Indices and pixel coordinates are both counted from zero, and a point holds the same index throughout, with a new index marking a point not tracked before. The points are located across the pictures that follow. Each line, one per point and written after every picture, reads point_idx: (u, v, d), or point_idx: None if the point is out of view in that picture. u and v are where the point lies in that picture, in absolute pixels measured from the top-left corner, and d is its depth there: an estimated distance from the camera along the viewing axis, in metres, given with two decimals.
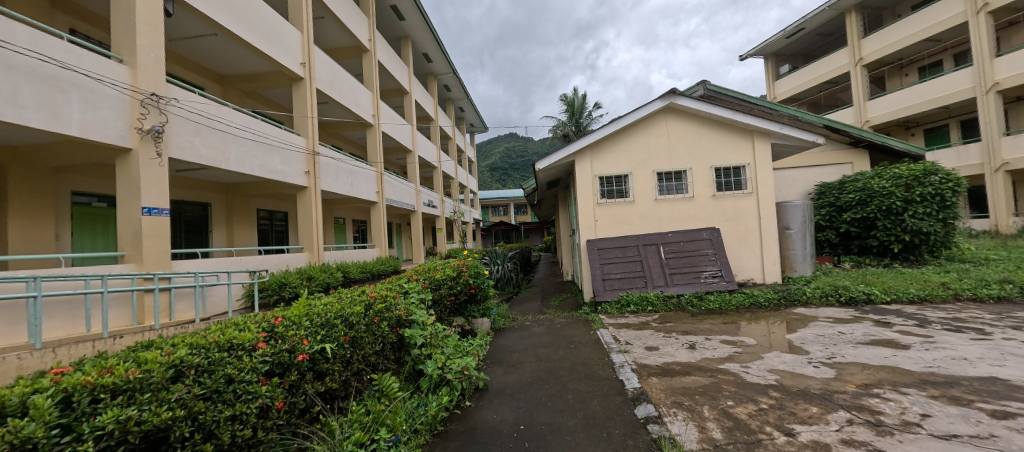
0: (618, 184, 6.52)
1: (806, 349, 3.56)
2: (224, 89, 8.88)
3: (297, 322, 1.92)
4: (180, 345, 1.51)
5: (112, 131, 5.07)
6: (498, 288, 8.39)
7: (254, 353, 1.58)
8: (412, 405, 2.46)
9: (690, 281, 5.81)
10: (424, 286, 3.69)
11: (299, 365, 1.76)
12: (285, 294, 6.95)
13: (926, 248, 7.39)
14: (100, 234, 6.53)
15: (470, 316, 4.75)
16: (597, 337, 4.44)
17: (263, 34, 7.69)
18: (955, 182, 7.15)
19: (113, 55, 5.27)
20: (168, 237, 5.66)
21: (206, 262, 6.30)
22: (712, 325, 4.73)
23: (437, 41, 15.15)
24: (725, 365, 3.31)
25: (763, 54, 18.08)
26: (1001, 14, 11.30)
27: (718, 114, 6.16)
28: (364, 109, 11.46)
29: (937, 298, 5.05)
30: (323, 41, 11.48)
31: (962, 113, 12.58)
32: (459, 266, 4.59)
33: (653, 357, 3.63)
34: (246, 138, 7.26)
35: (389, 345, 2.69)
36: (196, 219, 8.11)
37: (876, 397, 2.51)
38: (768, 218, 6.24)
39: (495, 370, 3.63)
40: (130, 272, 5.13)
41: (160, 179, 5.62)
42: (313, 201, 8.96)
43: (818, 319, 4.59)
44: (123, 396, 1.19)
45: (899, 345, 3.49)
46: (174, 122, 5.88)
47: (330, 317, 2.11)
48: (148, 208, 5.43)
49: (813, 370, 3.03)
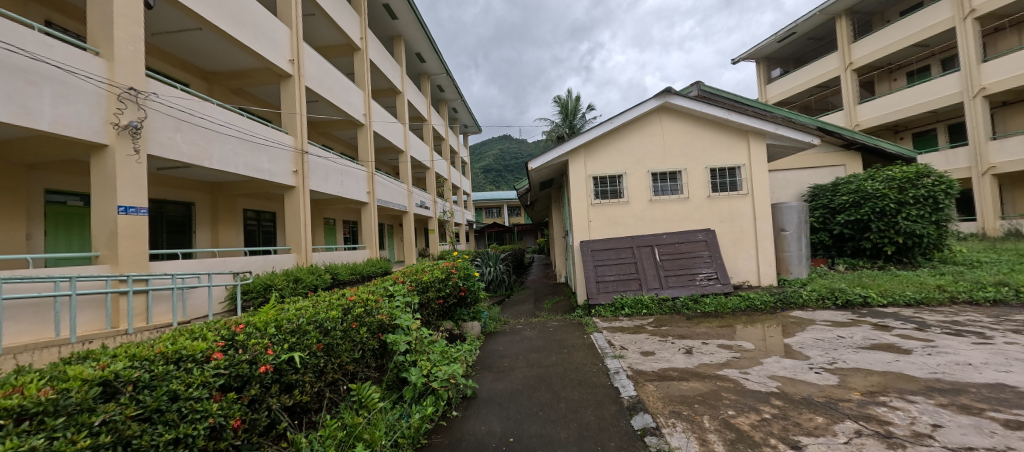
0: (612, 185, 6.41)
1: (806, 354, 3.46)
2: (210, 86, 8.62)
3: (262, 329, 1.74)
4: (119, 358, 1.33)
5: (86, 126, 4.82)
6: (490, 290, 8.20)
7: (207, 365, 1.40)
8: (393, 417, 2.27)
9: (685, 283, 5.71)
10: (411, 288, 3.51)
11: (261, 378, 1.58)
12: (270, 296, 6.70)
13: (919, 250, 7.38)
14: (76, 234, 6.25)
15: (459, 320, 4.58)
16: (591, 341, 4.31)
17: (250, 29, 7.46)
18: (948, 185, 7.17)
19: (90, 48, 5.02)
20: (146, 237, 5.42)
21: (186, 263, 6.04)
22: (708, 328, 4.61)
23: (430, 40, 14.99)
24: (723, 370, 3.19)
25: (755, 58, 18.20)
26: (987, 20, 11.44)
27: (714, 114, 6.08)
28: (356, 108, 11.25)
29: (934, 301, 5.00)
30: (313, 38, 11.26)
31: (950, 117, 12.70)
32: (448, 268, 4.42)
33: (649, 362, 3.49)
34: (231, 135, 7.01)
35: (370, 352, 2.51)
36: (178, 219, 7.84)
37: (883, 406, 2.40)
38: (763, 219, 6.16)
39: (484, 376, 3.46)
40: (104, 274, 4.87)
41: (138, 177, 5.37)
42: (301, 201, 8.74)
43: (816, 323, 4.50)
44: (30, 421, 1.01)
45: (901, 350, 3.39)
46: (154, 118, 5.62)
47: (302, 323, 1.94)
48: (124, 206, 5.17)
49: (815, 377, 2.91)
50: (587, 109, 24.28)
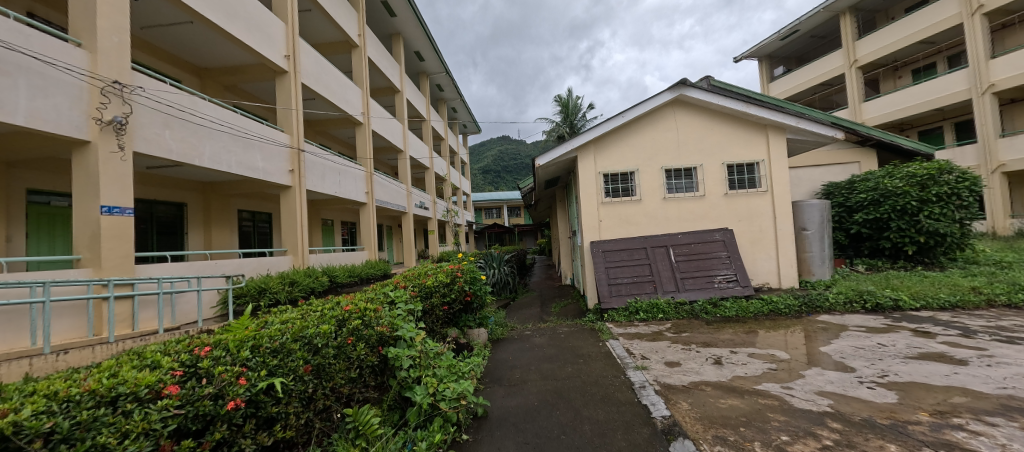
0: (624, 182, 6.10)
1: (851, 365, 3.13)
2: (202, 82, 8.29)
3: (233, 352, 1.41)
4: (32, 399, 1.00)
5: (66, 121, 4.49)
6: (494, 293, 7.90)
7: (154, 407, 1.08)
8: (394, 447, 1.94)
9: (702, 286, 5.39)
10: (413, 295, 3.17)
11: (230, 416, 1.25)
12: (264, 301, 6.33)
13: (941, 250, 7.09)
14: (60, 236, 5.90)
15: (465, 327, 4.24)
16: (608, 350, 3.99)
17: (244, 22, 7.12)
18: (972, 181, 6.87)
19: (71, 39, 4.68)
20: (132, 239, 5.08)
21: (174, 266, 5.68)
22: (732, 334, 4.30)
23: (428, 38, 14.65)
24: (763, 385, 2.86)
25: (758, 56, 17.93)
26: (995, 16, 11.18)
27: (731, 107, 5.77)
28: (354, 106, 10.91)
29: (970, 305, 4.70)
30: (309, 35, 10.91)
31: (956, 115, 12.42)
32: (452, 271, 4.06)
33: (676, 375, 3.16)
34: (223, 132, 6.66)
35: (369, 369, 2.19)
36: (169, 220, 7.49)
37: (962, 431, 2.09)
38: (784, 219, 5.87)
39: (496, 391, 3.14)
40: (83, 278, 4.49)
41: (124, 176, 5.02)
42: (297, 201, 8.39)
43: (849, 329, 4.19)
44: None
45: (955, 360, 3.07)
46: (140, 113, 5.27)
47: (286, 341, 1.61)
48: (108, 206, 4.82)
49: (869, 393, 2.59)
50: (587, 108, 23.97)
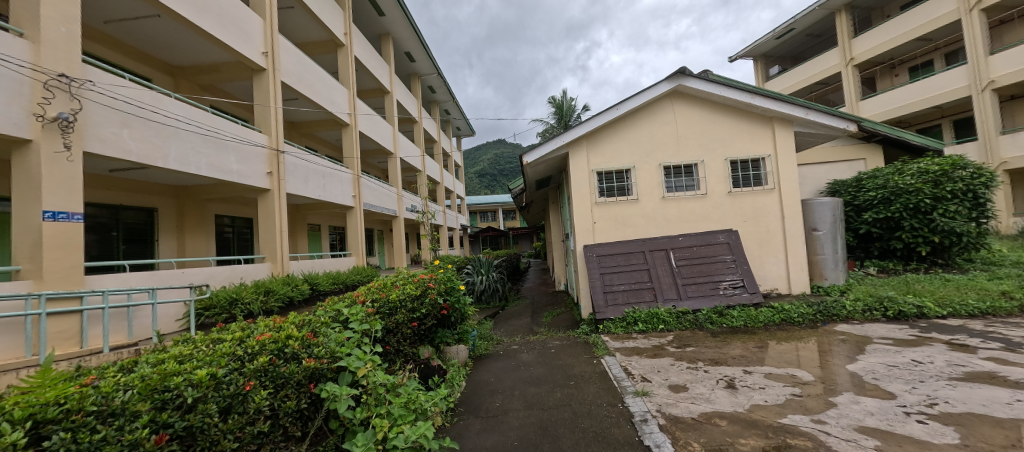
0: (620, 180, 5.64)
1: (889, 390, 2.63)
2: (177, 82, 7.75)
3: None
4: None
5: (2, 118, 3.92)
6: (481, 301, 7.43)
7: None
8: None
9: (706, 293, 4.91)
10: (372, 311, 2.64)
11: None
12: (236, 313, 5.67)
13: (956, 250, 6.73)
14: (9, 242, 5.31)
15: (441, 344, 3.70)
16: (603, 370, 3.49)
17: (216, 16, 6.59)
18: (987, 177, 6.45)
19: (10, 27, 4.10)
20: (81, 249, 4.48)
21: (131, 275, 5.04)
22: (742, 348, 3.82)
23: (418, 37, 14.15)
24: (790, 419, 2.35)
25: (753, 55, 17.62)
26: (994, 12, 10.85)
27: (734, 98, 5.34)
28: (339, 106, 10.38)
29: (1002, 312, 4.24)
30: (291, 33, 10.40)
31: (955, 112, 12.10)
32: (425, 281, 3.51)
33: (683, 404, 2.67)
34: (191, 132, 6.08)
35: (289, 418, 1.67)
36: (138, 227, 6.93)
37: None
38: (793, 218, 5.43)
39: (471, 425, 2.64)
40: (20, 292, 3.87)
41: (73, 179, 4.44)
42: (275, 205, 7.81)
43: (875, 341, 3.71)
44: None
45: (1011, 383, 2.60)
46: (92, 110, 4.70)
47: (130, 399, 1.16)
48: (52, 212, 4.23)
49: (925, 430, 2.10)
50: (581, 109, 23.49)
